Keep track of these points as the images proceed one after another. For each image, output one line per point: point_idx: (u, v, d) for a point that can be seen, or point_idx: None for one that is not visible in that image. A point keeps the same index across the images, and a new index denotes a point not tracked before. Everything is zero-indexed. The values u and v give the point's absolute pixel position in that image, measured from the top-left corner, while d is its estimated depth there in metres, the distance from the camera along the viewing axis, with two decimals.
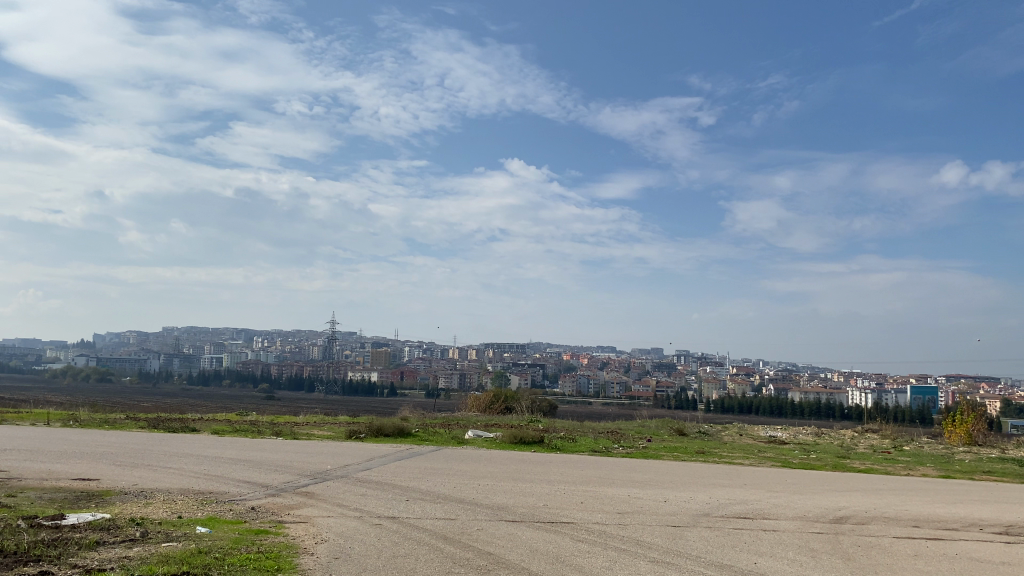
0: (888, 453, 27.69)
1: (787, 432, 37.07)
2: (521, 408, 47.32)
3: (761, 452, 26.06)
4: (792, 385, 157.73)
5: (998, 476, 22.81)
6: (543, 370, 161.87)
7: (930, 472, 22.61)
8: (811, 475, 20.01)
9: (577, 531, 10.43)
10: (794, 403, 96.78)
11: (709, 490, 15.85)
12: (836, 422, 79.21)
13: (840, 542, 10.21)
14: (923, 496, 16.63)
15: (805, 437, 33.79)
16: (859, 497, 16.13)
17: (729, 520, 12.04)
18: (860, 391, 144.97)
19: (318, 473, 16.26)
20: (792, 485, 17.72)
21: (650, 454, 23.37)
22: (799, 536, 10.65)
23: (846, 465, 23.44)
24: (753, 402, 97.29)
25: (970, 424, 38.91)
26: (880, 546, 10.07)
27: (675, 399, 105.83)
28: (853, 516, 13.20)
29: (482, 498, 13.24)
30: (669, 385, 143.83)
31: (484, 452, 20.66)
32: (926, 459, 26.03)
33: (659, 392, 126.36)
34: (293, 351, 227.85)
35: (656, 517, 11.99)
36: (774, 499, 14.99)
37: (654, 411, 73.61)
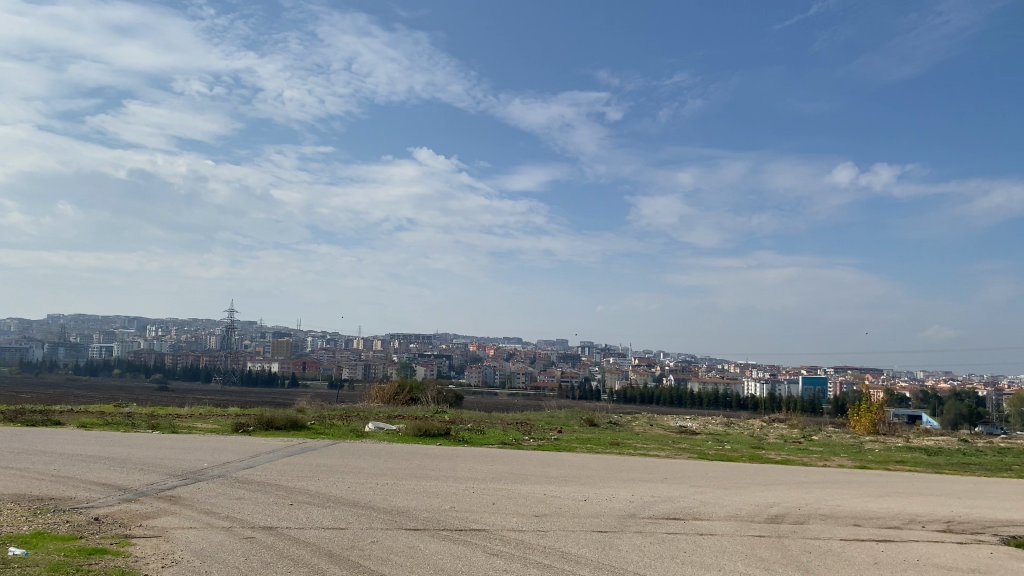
0: (800, 444, 27.08)
1: (696, 421, 36.59)
2: (427, 399, 45.52)
3: (676, 444, 24.94)
4: (692, 376, 161.63)
5: (911, 465, 22.45)
6: (449, 361, 160.11)
7: (847, 463, 21.91)
8: (730, 468, 18.92)
9: (490, 543, 8.82)
10: (694, 393, 98.48)
11: (630, 487, 14.47)
12: (737, 412, 80.72)
13: (788, 549, 8.94)
14: (850, 490, 15.77)
15: (715, 426, 33.31)
16: (787, 491, 15.12)
17: (658, 522, 10.69)
18: (756, 382, 149.23)
19: (190, 474, 14.07)
20: (715, 478, 16.55)
21: (564, 447, 21.91)
22: (742, 542, 9.30)
23: (763, 456, 22.54)
24: (655, 393, 98.47)
25: (874, 414, 39.36)
26: (833, 552, 8.85)
27: (580, 389, 106.08)
28: (789, 514, 12.05)
29: (379, 501, 11.48)
30: (574, 376, 144.51)
31: (383, 447, 18.76)
32: (838, 450, 25.54)
33: (565, 383, 126.61)
34: (188, 341, 218.70)
35: (578, 522, 10.48)
36: (700, 495, 13.79)
37: (561, 401, 73.00)
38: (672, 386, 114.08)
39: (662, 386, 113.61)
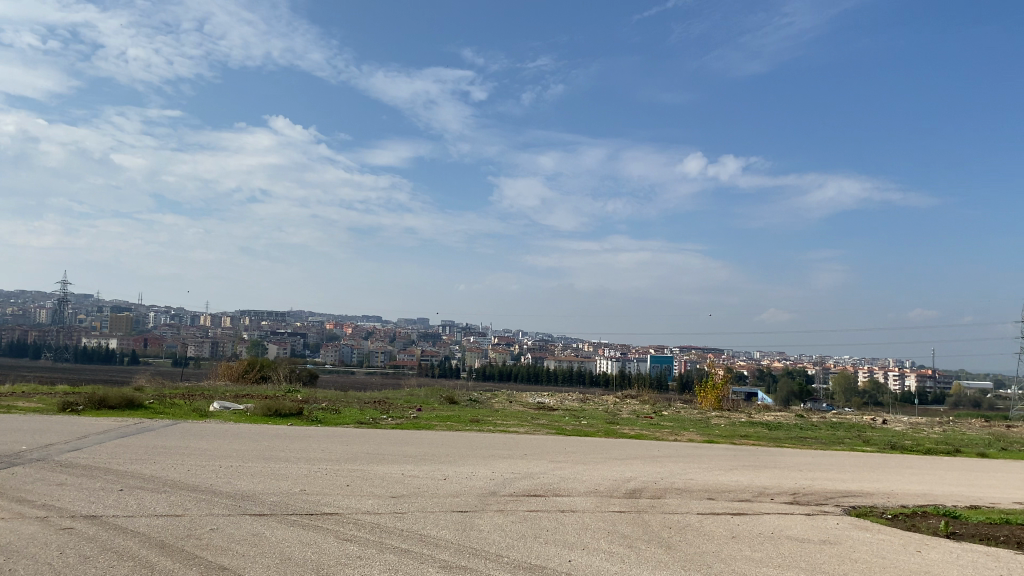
0: (652, 419, 27.84)
1: (553, 398, 37.06)
2: (279, 377, 43.86)
3: (534, 420, 25.00)
4: (548, 355, 165.06)
5: (755, 439, 23.51)
6: (304, 339, 155.93)
7: (697, 437, 22.64)
8: (587, 443, 19.05)
9: (343, 528, 8.23)
10: (550, 371, 100.52)
11: (490, 464, 14.19)
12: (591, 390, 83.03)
13: (649, 525, 8.87)
14: (702, 464, 16.18)
15: (572, 403, 33.82)
16: (643, 466, 15.30)
17: (520, 500, 10.43)
18: (608, 361, 154.23)
19: (3, 458, 12.59)
20: (573, 454, 16.56)
21: (421, 425, 21.43)
22: (603, 518, 9.15)
23: (618, 432, 22.94)
24: (512, 371, 99.79)
25: (719, 391, 41.24)
26: (692, 526, 8.84)
27: (439, 368, 106.00)
28: (647, 489, 12.12)
29: (223, 485, 10.60)
30: (432, 354, 144.22)
31: (229, 427, 17.62)
32: (688, 425, 26.42)
33: (423, 361, 126.13)
34: (14, 314, 201.82)
35: (437, 502, 10.07)
36: (560, 471, 13.70)
37: (419, 380, 72.48)
38: (528, 365, 116.04)
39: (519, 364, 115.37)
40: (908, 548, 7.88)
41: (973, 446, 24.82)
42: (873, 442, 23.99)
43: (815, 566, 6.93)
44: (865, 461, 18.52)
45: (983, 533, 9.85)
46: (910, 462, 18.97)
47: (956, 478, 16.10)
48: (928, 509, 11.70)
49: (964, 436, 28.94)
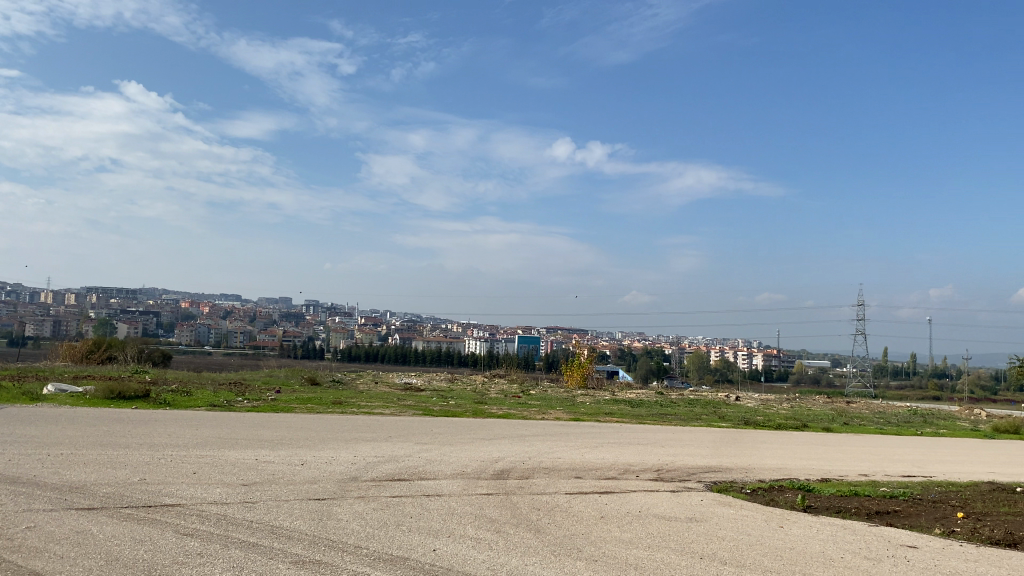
0: (519, 398, 27.85)
1: (420, 378, 36.53)
2: (128, 358, 41.14)
3: (400, 401, 24.38)
4: (416, 335, 164.26)
5: (619, 416, 23.88)
6: (158, 319, 147.86)
7: (564, 416, 22.72)
8: (454, 424, 18.65)
9: (183, 521, 7.45)
10: (418, 351, 99.81)
11: (352, 448, 13.53)
12: (458, 369, 83.04)
13: (517, 508, 8.56)
14: (569, 442, 16.13)
15: (439, 383, 33.41)
16: (511, 445, 15.08)
17: (382, 485, 9.91)
18: (476, 341, 154.99)
19: None
20: (440, 435, 16.13)
21: (280, 407, 20.38)
22: (470, 502, 8.78)
23: (486, 411, 22.68)
24: (379, 351, 98.39)
25: (585, 369, 41.97)
26: (562, 508, 8.60)
27: (302, 348, 103.06)
28: (515, 469, 11.86)
29: (47, 476, 9.48)
30: (296, 334, 140.24)
31: (63, 412, 16.06)
32: (554, 403, 26.53)
33: (286, 342, 122.54)
34: None
35: (292, 490, 9.39)
36: (426, 453, 13.24)
37: (282, 361, 70.16)
38: (395, 345, 114.80)
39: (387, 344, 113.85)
40: (771, 524, 7.91)
41: (819, 421, 26.21)
42: (730, 419, 24.88)
43: (684, 546, 6.79)
44: (723, 437, 19.08)
45: (836, 506, 10.14)
46: (765, 437, 19.72)
47: (805, 452, 16.81)
48: (784, 483, 12.03)
49: (810, 412, 30.65)
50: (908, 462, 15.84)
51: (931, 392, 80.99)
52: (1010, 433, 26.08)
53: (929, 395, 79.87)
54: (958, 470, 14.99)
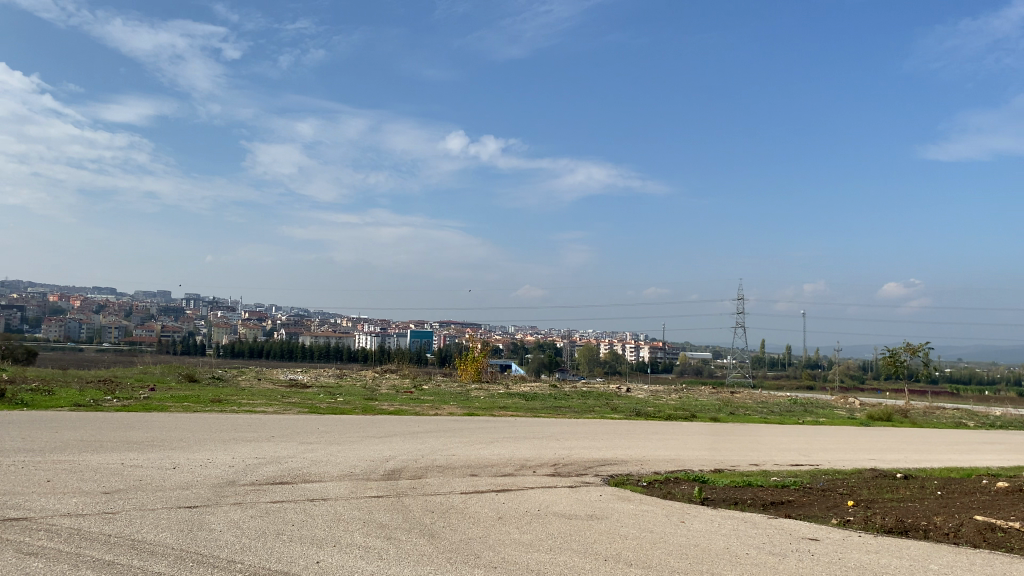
0: (411, 393, 27.15)
1: (308, 374, 35.25)
2: None
3: (285, 398, 23.29)
4: (303, 330, 160.27)
5: (513, 410, 23.56)
6: (22, 314, 138.30)
7: (457, 411, 22.23)
8: (343, 422, 17.84)
9: (29, 538, 6.55)
10: (306, 346, 97.20)
11: (231, 449, 12.63)
12: (349, 365, 81.33)
13: (409, 510, 8.03)
14: (463, 438, 15.64)
15: (327, 379, 32.29)
16: (403, 443, 14.47)
17: (263, 489, 9.17)
18: (366, 336, 152.46)
19: None
20: (327, 434, 15.36)
21: (154, 406, 19.02)
22: (358, 506, 8.19)
23: (377, 408, 21.92)
24: (265, 346, 95.18)
25: (478, 363, 41.60)
26: (457, 509, 8.13)
27: (182, 344, 98.54)
28: (408, 468, 11.31)
29: None
30: (176, 329, 134.31)
31: None
32: (447, 398, 25.97)
33: (165, 337, 116.99)
34: None
35: (161, 497, 8.54)
36: (312, 454, 12.48)
37: (160, 357, 66.77)
38: (282, 340, 111.55)
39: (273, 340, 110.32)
40: (673, 519, 7.67)
41: (706, 411, 26.73)
42: (622, 410, 25.01)
43: (586, 547, 6.44)
44: (616, 429, 19.06)
45: (732, 497, 10.08)
46: (657, 428, 19.84)
47: (697, 443, 16.95)
48: (679, 474, 11.95)
49: (698, 402, 31.30)
50: (794, 451, 16.18)
51: (805, 382, 85.08)
52: (882, 420, 27.39)
53: (802, 384, 83.83)
54: (841, 457, 15.41)
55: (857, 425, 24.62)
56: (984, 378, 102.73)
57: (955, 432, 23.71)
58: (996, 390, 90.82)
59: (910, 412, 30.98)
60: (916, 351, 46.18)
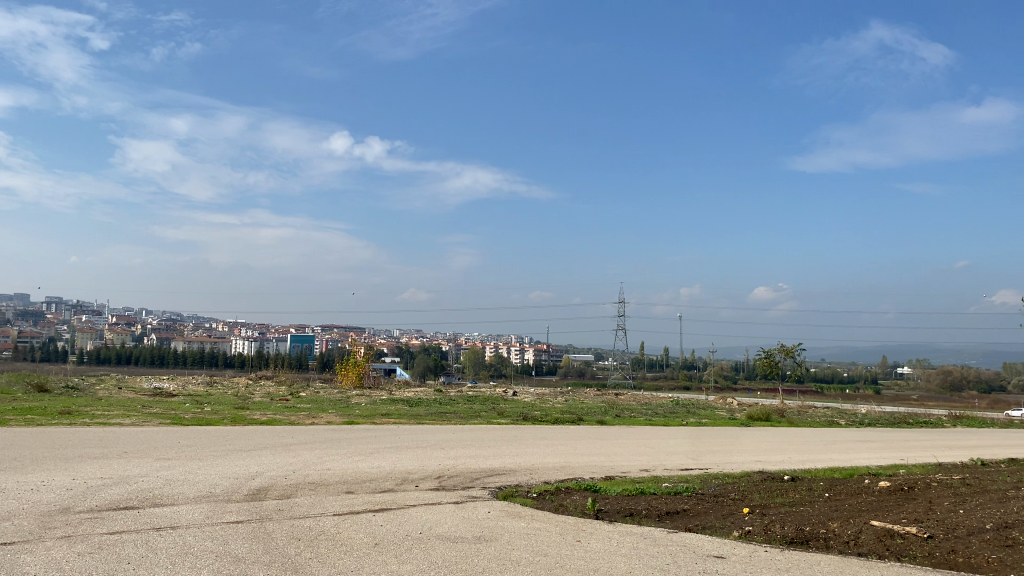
0: (287, 401, 25.63)
1: (175, 382, 32.97)
2: None
3: (145, 409, 21.40)
4: (176, 335, 152.65)
5: (396, 417, 22.49)
6: None
7: (336, 419, 20.99)
8: (208, 434, 16.39)
9: None
10: (178, 352, 92.34)
11: (70, 469, 11.14)
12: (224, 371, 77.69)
13: (273, 539, 7.04)
14: (341, 449, 14.56)
15: (196, 387, 30.22)
16: (273, 457, 13.27)
17: (101, 517, 7.93)
18: (244, 341, 146.68)
19: None
20: (188, 448, 13.94)
21: None
22: (213, 536, 7.13)
23: (248, 418, 20.40)
24: (133, 352, 89.80)
25: (361, 368, 40.15)
26: (330, 535, 7.19)
27: (39, 351, 91.63)
28: (275, 486, 10.23)
29: None
30: (34, 334, 125.04)
31: None
32: (325, 406, 24.61)
33: (20, 343, 108.59)
34: None
35: None
36: (168, 472, 11.16)
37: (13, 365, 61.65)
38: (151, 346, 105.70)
39: (143, 345, 104.35)
40: (568, 538, 7.02)
41: (593, 414, 26.49)
42: (509, 415, 24.38)
43: None
44: (503, 435, 18.39)
45: (626, 507, 9.53)
46: (545, 433, 19.31)
47: (585, 447, 16.49)
48: (570, 483, 11.36)
49: (583, 404, 31.12)
50: (681, 454, 15.97)
51: (681, 383, 87.58)
52: (761, 420, 27.95)
53: (679, 385, 86.35)
54: (729, 459, 15.29)
55: (738, 425, 24.94)
56: (844, 377, 108.82)
57: (830, 430, 24.35)
58: (855, 387, 96.41)
59: (786, 412, 31.87)
60: (789, 352, 48.00)
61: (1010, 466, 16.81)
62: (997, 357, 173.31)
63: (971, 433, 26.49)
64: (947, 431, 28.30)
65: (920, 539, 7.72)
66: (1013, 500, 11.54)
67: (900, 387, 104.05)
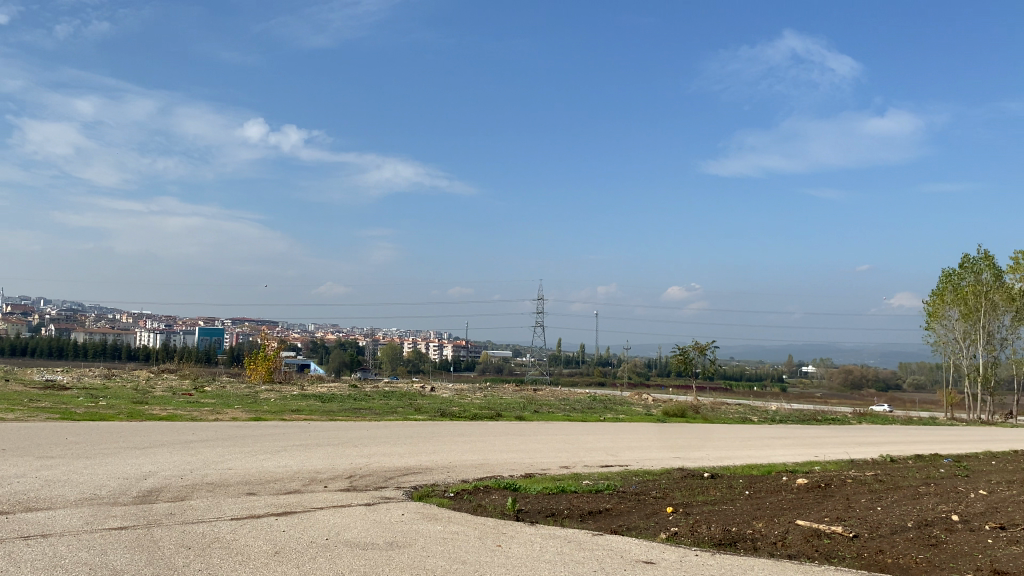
0: (191, 396, 24.34)
1: (69, 375, 31.04)
2: None
3: (33, 403, 19.86)
4: (75, 326, 145.51)
5: (307, 413, 21.58)
6: None
7: (242, 415, 19.94)
8: (100, 431, 15.23)
9: None
10: (77, 344, 87.89)
11: None
12: (128, 364, 74.29)
13: (160, 547, 6.32)
14: (245, 447, 13.69)
15: (92, 381, 28.48)
16: (170, 455, 12.33)
17: None
18: (149, 333, 141.05)
19: None
20: (74, 446, 12.85)
21: None
22: (91, 545, 6.35)
23: (146, 413, 19.15)
24: (28, 344, 84.96)
25: (271, 362, 38.75)
26: (226, 543, 6.51)
27: None
28: (167, 486, 9.40)
29: None
30: None
31: None
32: (232, 401, 23.45)
33: None
34: None
35: None
36: (49, 473, 10.16)
37: None
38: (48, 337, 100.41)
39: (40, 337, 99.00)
40: (487, 544, 6.53)
41: (511, 410, 26.10)
42: (425, 411, 23.75)
43: None
44: (419, 432, 17.77)
45: (547, 507, 9.11)
46: (462, 430, 18.78)
47: (504, 445, 16.04)
48: (488, 482, 10.87)
49: (501, 401, 30.74)
50: (602, 450, 15.70)
51: (597, 379, 88.41)
52: (677, 416, 28.13)
53: (596, 381, 87.21)
54: (648, 456, 15.10)
55: (655, 422, 24.99)
56: (752, 374, 112.13)
57: (744, 427, 24.66)
58: (763, 384, 99.40)
59: (701, 408, 32.25)
60: (704, 349, 48.81)
61: (917, 462, 17.17)
62: (893, 356, 182.15)
63: (876, 429, 27.27)
64: (853, 427, 29.10)
65: (847, 538, 7.52)
66: (927, 497, 11.63)
67: (804, 384, 107.86)
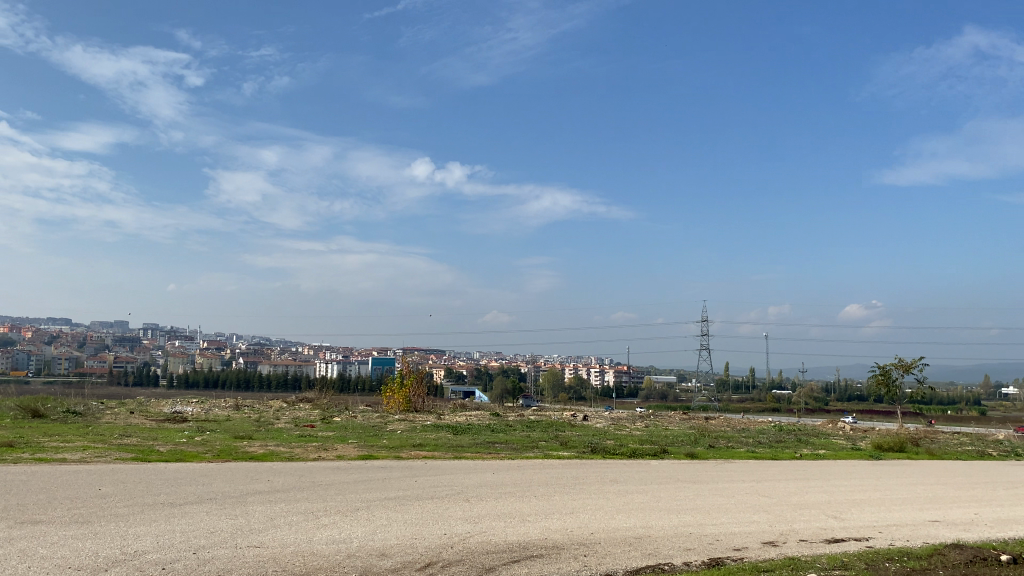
0: (308, 430, 21.28)
1: (202, 404, 29.05)
2: None
3: (123, 438, 17.08)
4: (263, 359, 153.44)
5: (429, 450, 17.88)
6: None
7: (350, 453, 16.44)
8: (164, 475, 12.09)
9: None
10: (263, 377, 91.50)
11: None
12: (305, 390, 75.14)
13: None
14: (319, 505, 9.99)
15: (220, 411, 26.12)
16: (211, 518, 8.80)
17: None
18: (325, 364, 144.37)
19: None
20: (87, 502, 9.46)
21: None
22: None
23: (239, 450, 15.90)
24: (219, 377, 89.46)
25: (409, 390, 36.11)
26: None
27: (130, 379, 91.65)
28: None
29: None
30: (129, 358, 126.38)
31: None
32: (350, 436, 20.12)
33: (116, 368, 108.91)
34: None
35: None
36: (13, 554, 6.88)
37: (89, 388, 60.14)
38: (242, 369, 104.64)
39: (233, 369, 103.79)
40: None
41: (679, 444, 21.27)
42: (573, 446, 19.46)
43: None
44: (559, 478, 13.53)
45: None
46: (618, 473, 14.41)
47: (672, 499, 11.54)
48: None
49: (668, 433, 25.85)
50: (817, 509, 10.86)
51: (771, 405, 80.36)
52: (893, 451, 22.28)
53: (769, 407, 79.72)
54: (891, 522, 10.13)
55: (869, 459, 19.45)
56: (948, 398, 99.62)
57: (993, 466, 18.70)
58: (961, 409, 87.55)
59: (920, 440, 26.01)
60: (910, 368, 41.39)
61: None
62: None
63: None
64: None
65: None
66: None
67: (1007, 408, 94.35)
